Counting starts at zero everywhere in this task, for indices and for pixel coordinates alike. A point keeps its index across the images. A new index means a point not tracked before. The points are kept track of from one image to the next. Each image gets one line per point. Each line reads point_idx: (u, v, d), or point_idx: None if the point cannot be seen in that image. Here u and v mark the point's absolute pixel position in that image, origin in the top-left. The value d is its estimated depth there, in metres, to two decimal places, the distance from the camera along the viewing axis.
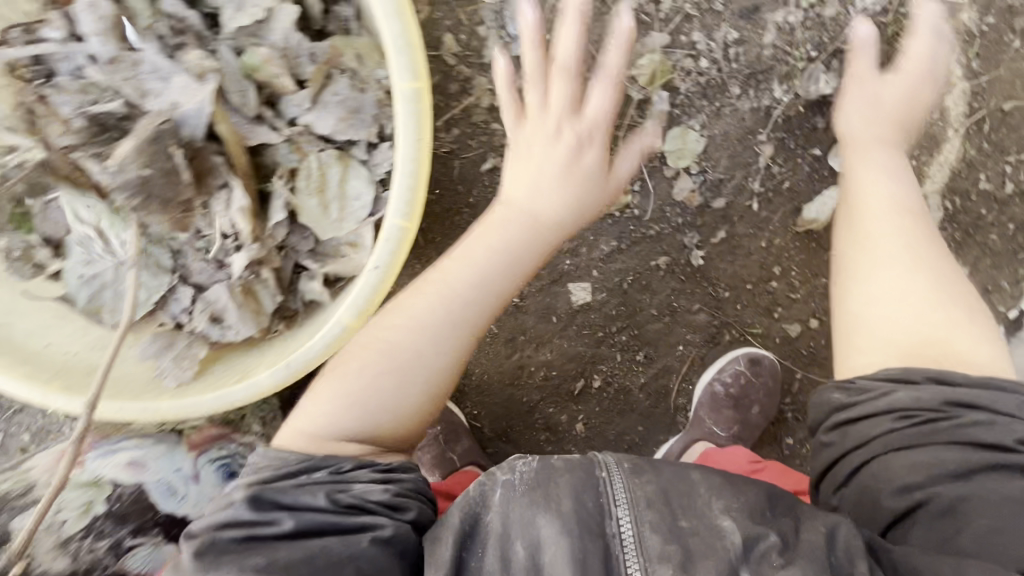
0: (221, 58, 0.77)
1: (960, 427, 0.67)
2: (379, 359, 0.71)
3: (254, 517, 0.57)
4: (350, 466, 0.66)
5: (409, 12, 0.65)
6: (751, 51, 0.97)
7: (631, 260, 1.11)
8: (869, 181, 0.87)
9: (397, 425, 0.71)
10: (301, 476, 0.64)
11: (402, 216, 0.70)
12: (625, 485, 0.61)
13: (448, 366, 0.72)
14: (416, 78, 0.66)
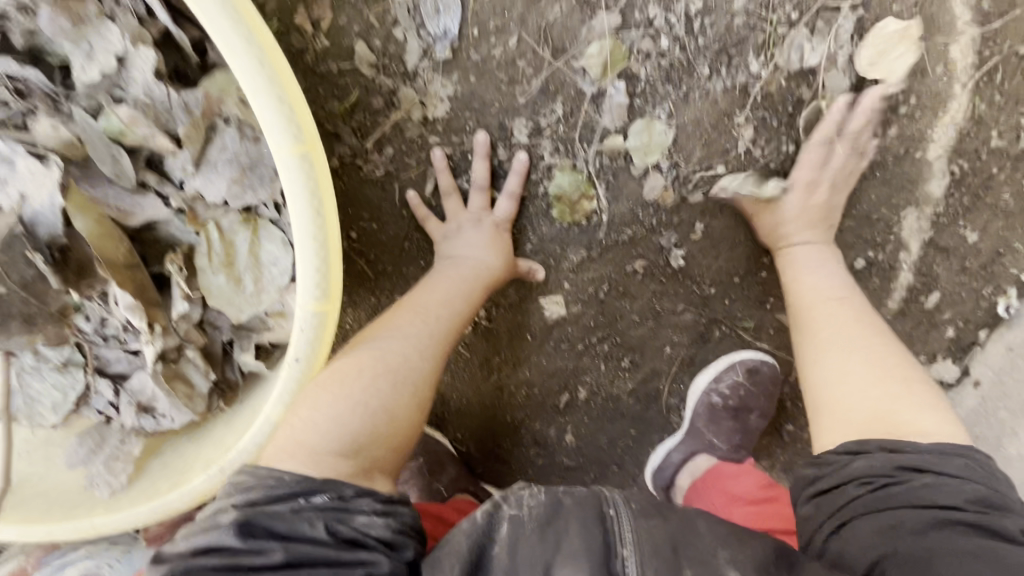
0: (78, 122, 0.64)
1: (913, 490, 0.63)
2: (330, 421, 0.62)
3: (240, 547, 0.51)
4: (354, 492, 0.58)
5: (277, 62, 0.52)
6: (718, 21, 0.82)
7: (604, 268, 1.00)
8: (805, 281, 0.89)
9: (387, 438, 0.66)
10: (295, 498, 0.56)
11: (314, 300, 0.59)
12: (633, 524, 0.58)
13: (406, 412, 0.68)
14: (297, 141, 0.53)
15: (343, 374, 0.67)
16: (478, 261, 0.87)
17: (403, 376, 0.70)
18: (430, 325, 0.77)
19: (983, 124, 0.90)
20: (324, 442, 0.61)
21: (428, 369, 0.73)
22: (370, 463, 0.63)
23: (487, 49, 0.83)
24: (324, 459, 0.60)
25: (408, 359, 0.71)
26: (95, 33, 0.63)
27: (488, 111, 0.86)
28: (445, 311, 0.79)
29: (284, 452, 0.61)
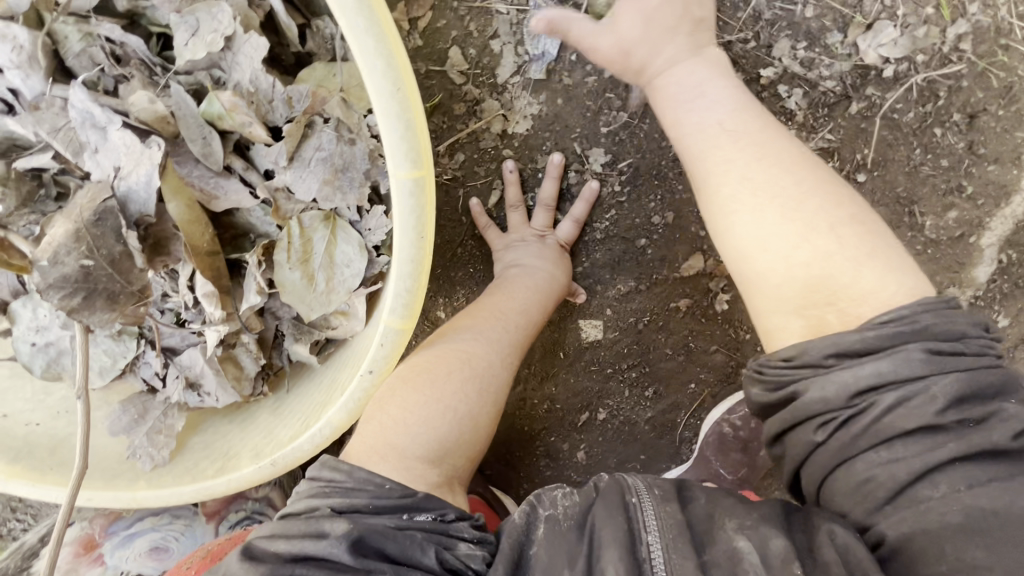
0: (173, 98, 0.62)
1: (878, 419, 0.52)
2: (417, 422, 0.70)
3: (350, 564, 0.56)
4: (453, 515, 0.65)
5: (410, 80, 0.51)
6: (814, 86, 0.81)
7: (648, 300, 1.01)
8: (682, 117, 0.68)
9: (468, 442, 0.74)
10: (401, 515, 0.62)
11: (398, 317, 0.60)
12: (657, 513, 0.58)
13: (486, 416, 0.75)
14: (415, 166, 0.53)
15: (430, 380, 0.73)
16: (550, 274, 0.87)
17: (484, 383, 0.75)
18: (507, 332, 0.81)
19: None
20: (413, 447, 0.69)
21: (505, 377, 0.78)
22: (450, 469, 0.72)
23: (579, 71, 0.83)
24: (413, 465, 0.68)
25: (488, 367, 0.77)
26: (206, 10, 0.61)
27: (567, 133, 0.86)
28: (520, 322, 0.82)
29: (375, 454, 0.68)
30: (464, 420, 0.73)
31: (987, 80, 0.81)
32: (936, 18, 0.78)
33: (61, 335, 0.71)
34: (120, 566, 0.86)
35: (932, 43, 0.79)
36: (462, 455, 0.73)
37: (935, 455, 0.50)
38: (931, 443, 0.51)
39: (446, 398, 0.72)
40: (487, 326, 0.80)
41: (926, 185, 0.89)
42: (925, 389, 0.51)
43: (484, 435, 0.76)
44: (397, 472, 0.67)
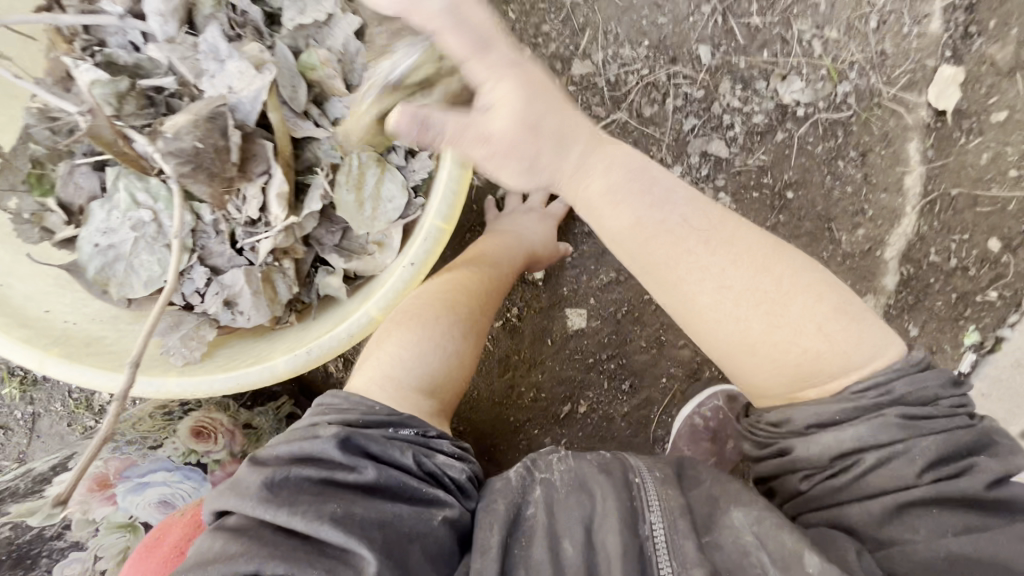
0: (278, 53, 0.80)
1: (861, 475, 0.62)
2: (410, 356, 0.83)
3: (338, 460, 0.66)
4: (434, 433, 0.76)
5: None
6: (750, 117, 1.07)
7: (626, 292, 1.18)
8: (606, 220, 0.73)
9: (454, 376, 0.87)
10: (389, 429, 0.72)
11: (441, 218, 0.74)
12: (659, 494, 0.66)
13: (470, 353, 0.89)
14: (469, 96, 0.72)
15: (422, 320, 0.86)
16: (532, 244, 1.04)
17: (464, 322, 0.89)
18: (481, 280, 0.95)
19: (924, 242, 1.18)
20: (408, 378, 0.81)
21: (483, 315, 0.92)
22: (440, 401, 0.84)
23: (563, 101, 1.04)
24: (409, 393, 0.80)
25: (466, 309, 0.90)
26: None
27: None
28: (493, 274, 0.97)
29: (378, 382, 0.80)
30: (450, 356, 0.86)
31: (868, 126, 1.11)
32: (829, 77, 1.06)
33: (125, 238, 0.80)
34: (130, 509, 0.93)
35: (832, 93, 1.08)
36: (448, 385, 0.86)
37: (906, 496, 0.60)
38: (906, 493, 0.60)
39: (434, 338, 0.85)
40: (468, 277, 0.94)
41: (838, 207, 1.15)
42: (906, 451, 0.60)
43: (469, 367, 0.90)
44: (395, 399, 0.78)
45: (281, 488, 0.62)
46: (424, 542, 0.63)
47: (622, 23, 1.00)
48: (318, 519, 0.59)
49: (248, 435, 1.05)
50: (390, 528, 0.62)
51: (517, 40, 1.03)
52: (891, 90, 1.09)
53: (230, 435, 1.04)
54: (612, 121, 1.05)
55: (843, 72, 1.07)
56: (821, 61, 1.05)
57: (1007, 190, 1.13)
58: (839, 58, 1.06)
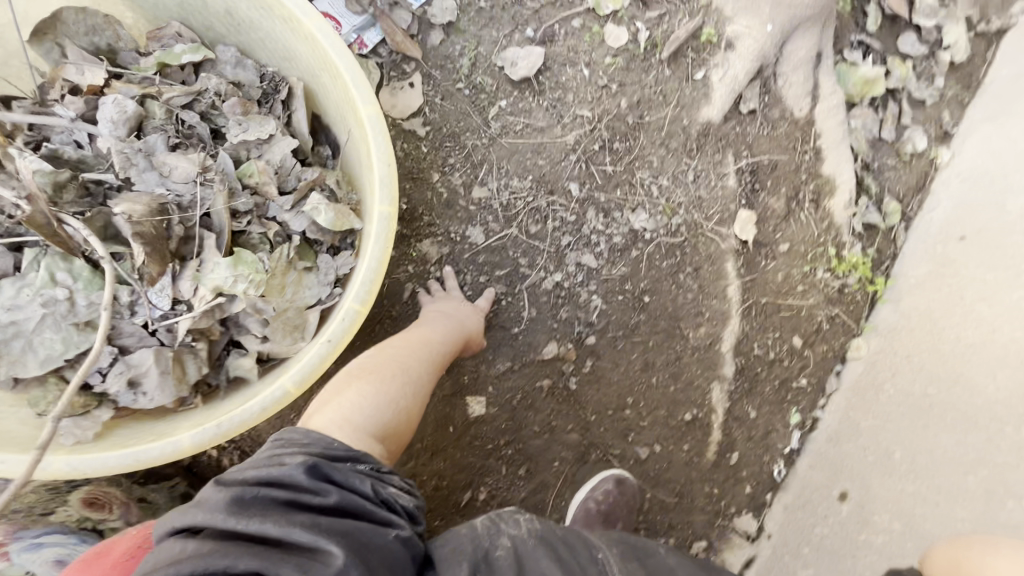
0: (219, 161, 0.93)
1: None
2: (368, 400, 0.88)
3: (303, 482, 0.66)
4: (389, 470, 0.77)
5: (394, 159, 0.91)
6: (609, 238, 1.36)
7: (519, 379, 1.33)
8: None
9: (400, 431, 0.92)
10: (350, 463, 0.73)
11: (358, 301, 0.86)
12: (622, 574, 0.69)
13: (419, 407, 0.97)
14: (387, 207, 0.89)
15: (377, 376, 0.94)
16: (469, 318, 1.18)
17: (410, 379, 0.97)
18: (426, 348, 1.06)
19: (750, 338, 1.48)
20: (361, 420, 0.85)
21: (427, 377, 1.01)
22: (388, 450, 0.88)
23: (466, 216, 1.27)
24: (366, 435, 0.83)
25: (412, 368, 0.99)
26: (258, 122, 0.98)
27: (457, 256, 1.28)
28: (439, 344, 1.08)
29: (333, 422, 0.82)
30: (401, 405, 0.93)
31: (698, 248, 1.45)
32: (665, 211, 1.41)
33: (31, 315, 0.81)
34: (26, 566, 0.97)
35: (668, 224, 1.42)
36: (396, 435, 0.90)
37: None
38: None
39: (388, 390, 0.93)
40: (415, 345, 1.05)
41: (683, 309, 1.45)
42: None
43: (413, 423, 0.96)
44: (352, 436, 0.81)
45: (245, 504, 0.61)
46: (386, 560, 0.62)
47: (512, 162, 1.30)
48: (286, 523, 0.59)
49: (143, 509, 1.04)
50: (352, 537, 0.61)
51: (428, 168, 1.26)
52: (710, 224, 1.45)
53: (125, 506, 1.03)
54: (504, 235, 1.29)
55: (673, 210, 1.42)
56: (658, 200, 1.40)
57: (799, 299, 1.48)
58: (671, 198, 1.42)
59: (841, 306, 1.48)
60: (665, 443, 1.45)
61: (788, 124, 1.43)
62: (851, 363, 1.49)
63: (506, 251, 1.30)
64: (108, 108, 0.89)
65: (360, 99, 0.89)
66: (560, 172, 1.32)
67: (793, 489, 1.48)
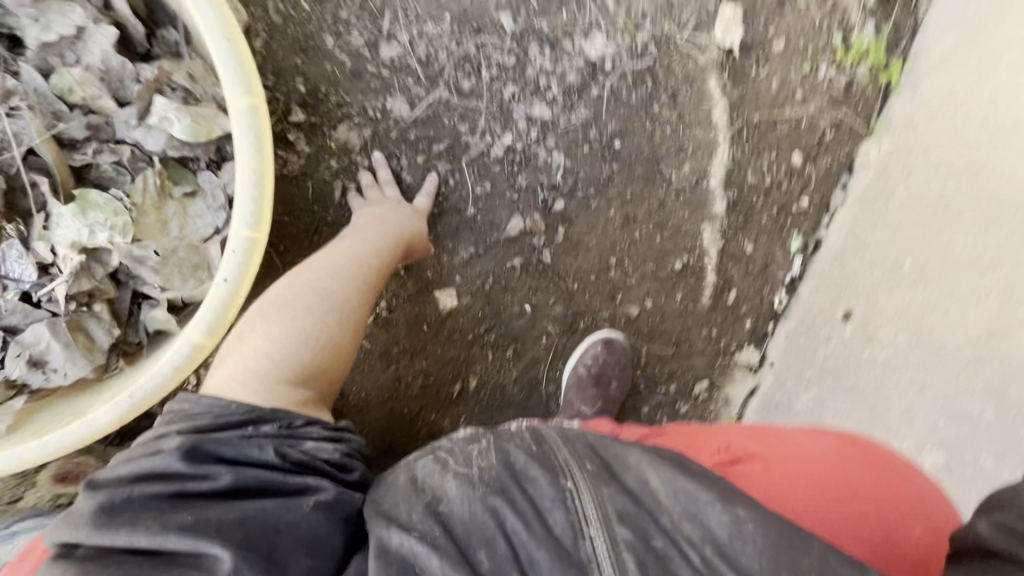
0: (25, 79, 0.72)
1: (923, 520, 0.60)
2: (274, 346, 0.80)
3: (187, 471, 0.61)
4: (301, 422, 0.72)
5: (238, 30, 0.67)
6: (563, 78, 1.12)
7: (488, 263, 1.20)
8: None
9: (327, 367, 0.84)
10: (247, 429, 0.68)
11: (248, 227, 0.71)
12: (595, 497, 0.60)
13: (345, 337, 0.86)
14: (249, 93, 0.68)
15: (288, 313, 0.83)
16: (402, 219, 1.02)
17: (325, 310, 0.86)
18: (345, 269, 0.92)
19: (739, 167, 1.31)
20: (267, 370, 0.78)
21: (350, 303, 0.89)
22: (314, 390, 0.81)
23: (380, 85, 1.03)
24: (272, 385, 0.76)
25: (325, 296, 0.87)
26: (56, 11, 0.73)
27: (384, 137, 1.07)
28: (362, 263, 0.94)
29: (235, 380, 0.75)
30: (320, 341, 0.83)
31: (672, 69, 1.20)
32: (626, 28, 1.14)
33: None
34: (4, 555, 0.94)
35: (633, 45, 1.15)
36: (320, 374, 0.83)
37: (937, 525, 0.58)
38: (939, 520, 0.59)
39: (299, 328, 0.82)
40: (331, 269, 0.91)
41: (663, 147, 1.25)
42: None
43: (346, 352, 0.88)
44: (252, 392, 0.74)
45: (123, 511, 0.58)
46: (296, 531, 0.60)
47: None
48: (165, 530, 0.55)
49: None
50: (253, 523, 0.58)
51: (317, 29, 0.98)
52: (684, 35, 1.19)
53: None
54: (433, 100, 1.06)
55: (636, 25, 1.15)
56: (615, 16, 1.12)
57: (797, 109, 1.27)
58: (632, 10, 1.14)
59: (850, 106, 1.28)
60: (657, 297, 1.37)
61: None
62: (860, 170, 1.32)
63: (440, 120, 1.08)
64: None
65: None
66: (486, 2, 1.03)
67: (796, 316, 1.41)
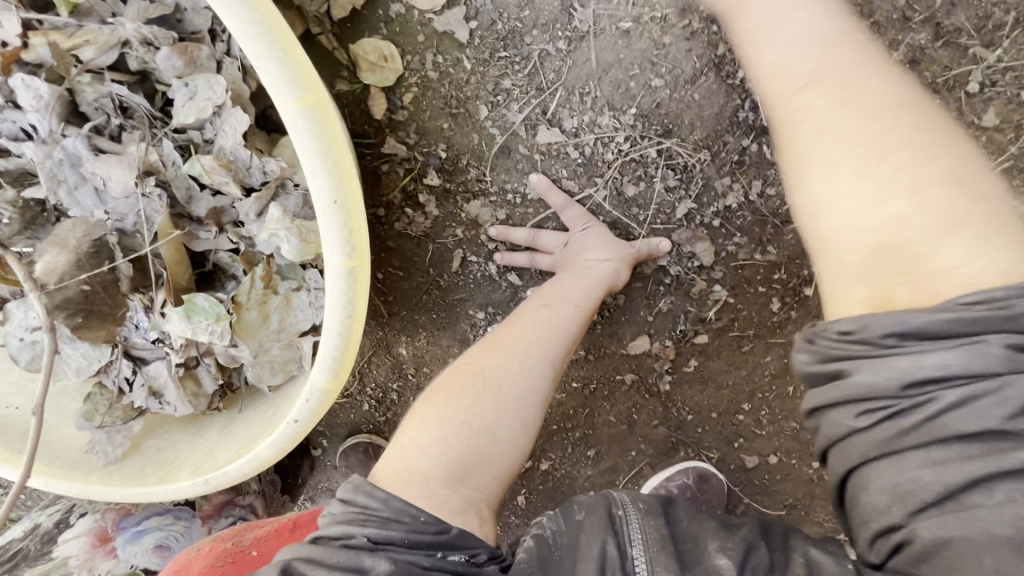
0: (165, 153, 0.70)
1: (937, 414, 0.43)
2: (440, 425, 0.69)
3: None
4: (484, 557, 0.61)
5: (339, 158, 0.56)
6: (762, 204, 0.85)
7: (594, 370, 1.06)
8: None
9: (490, 462, 0.69)
10: (435, 553, 0.59)
11: (325, 379, 0.66)
12: (641, 525, 0.60)
13: (516, 432, 0.71)
14: (349, 257, 0.59)
15: (451, 393, 0.71)
16: (618, 280, 0.83)
17: (502, 394, 0.71)
18: (533, 340, 0.75)
19: None
20: (431, 465, 0.67)
21: (536, 383, 0.73)
22: (473, 488, 0.68)
23: (528, 170, 0.86)
24: (436, 489, 0.65)
25: (505, 376, 0.72)
26: (203, 79, 0.68)
27: (518, 223, 0.91)
28: (558, 335, 0.77)
29: (397, 476, 0.66)
30: (490, 431, 0.69)
31: None
32: None
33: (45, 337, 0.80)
34: (131, 562, 0.90)
35: None
36: (487, 473, 0.69)
37: (979, 469, 0.42)
38: (989, 448, 0.42)
39: (470, 411, 0.69)
40: (515, 341, 0.76)
41: None
42: (999, 388, 0.42)
43: (523, 446, 0.72)
44: (413, 494, 0.64)
45: None
46: None
47: (602, 82, 0.80)
48: None
49: None
50: None
51: (472, 95, 0.83)
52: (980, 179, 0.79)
53: None
54: (584, 198, 0.86)
55: None
56: None
57: None
58: None
59: None
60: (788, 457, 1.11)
61: None
62: None
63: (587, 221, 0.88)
64: (22, 96, 0.67)
65: (275, 87, 0.53)
66: (691, 96, 0.80)
67: None
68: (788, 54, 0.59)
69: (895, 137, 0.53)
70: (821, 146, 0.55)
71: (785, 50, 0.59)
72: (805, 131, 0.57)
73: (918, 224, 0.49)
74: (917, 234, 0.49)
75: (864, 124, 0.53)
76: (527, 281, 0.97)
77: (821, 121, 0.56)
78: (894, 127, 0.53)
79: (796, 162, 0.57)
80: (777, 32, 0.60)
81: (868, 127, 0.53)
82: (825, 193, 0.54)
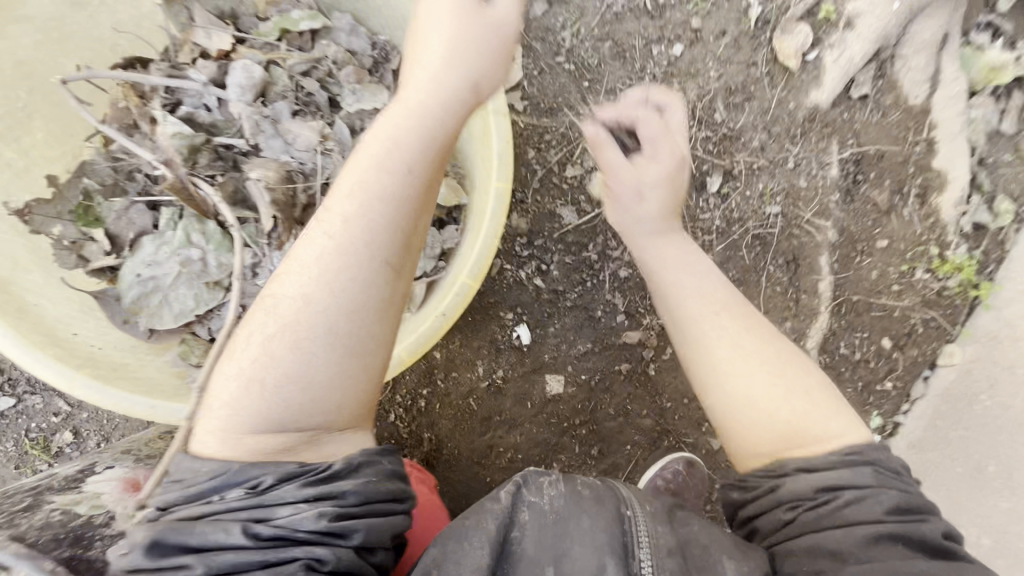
0: (337, 130, 0.95)
1: (837, 509, 0.71)
2: (238, 376, 0.68)
3: (163, 563, 0.58)
4: (269, 482, 0.64)
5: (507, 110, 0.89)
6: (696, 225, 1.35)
7: (598, 361, 1.33)
8: None
9: (315, 399, 0.68)
10: (213, 498, 0.63)
11: (470, 276, 0.87)
12: (647, 529, 0.71)
13: (328, 360, 0.68)
14: (505, 178, 0.87)
15: (258, 339, 0.70)
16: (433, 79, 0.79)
17: (301, 331, 0.69)
18: (334, 249, 0.71)
19: (836, 336, 1.45)
20: (241, 416, 0.68)
21: (342, 304, 0.70)
22: (293, 425, 0.67)
23: (557, 195, 1.27)
24: (245, 441, 0.66)
25: (302, 313, 0.70)
26: (373, 92, 0.97)
27: (547, 234, 1.28)
28: (362, 237, 0.72)
29: (209, 432, 0.68)
30: (298, 367, 0.68)
31: (790, 240, 1.39)
32: (759, 200, 1.36)
33: (168, 272, 0.86)
34: None
35: (750, 203, 1.36)
36: (305, 412, 0.68)
37: (875, 530, 0.68)
38: (873, 526, 0.69)
39: (272, 352, 0.69)
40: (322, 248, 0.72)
41: (766, 300, 1.41)
42: (867, 492, 0.71)
43: (350, 365, 0.70)
44: (226, 451, 0.67)
45: None
46: None
47: None
48: None
49: None
50: None
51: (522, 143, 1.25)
52: (807, 214, 1.38)
53: None
54: (595, 215, 1.28)
55: (768, 198, 1.36)
56: (756, 186, 1.36)
57: (894, 300, 1.43)
58: (768, 186, 1.36)
59: (939, 309, 1.43)
60: None
61: (900, 113, 1.34)
62: (941, 369, 1.46)
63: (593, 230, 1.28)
64: (236, 73, 0.91)
65: None
66: None
67: None
68: (691, 288, 0.97)
69: (766, 358, 0.86)
70: (752, 377, 0.85)
71: (696, 283, 0.98)
72: (711, 352, 0.89)
73: (804, 411, 0.81)
74: (790, 415, 0.81)
75: (753, 366, 0.85)
76: (549, 283, 1.29)
77: (732, 347, 0.88)
78: (769, 352, 0.87)
79: (710, 366, 0.89)
80: (695, 274, 0.99)
81: (752, 352, 0.87)
82: (732, 393, 0.85)
